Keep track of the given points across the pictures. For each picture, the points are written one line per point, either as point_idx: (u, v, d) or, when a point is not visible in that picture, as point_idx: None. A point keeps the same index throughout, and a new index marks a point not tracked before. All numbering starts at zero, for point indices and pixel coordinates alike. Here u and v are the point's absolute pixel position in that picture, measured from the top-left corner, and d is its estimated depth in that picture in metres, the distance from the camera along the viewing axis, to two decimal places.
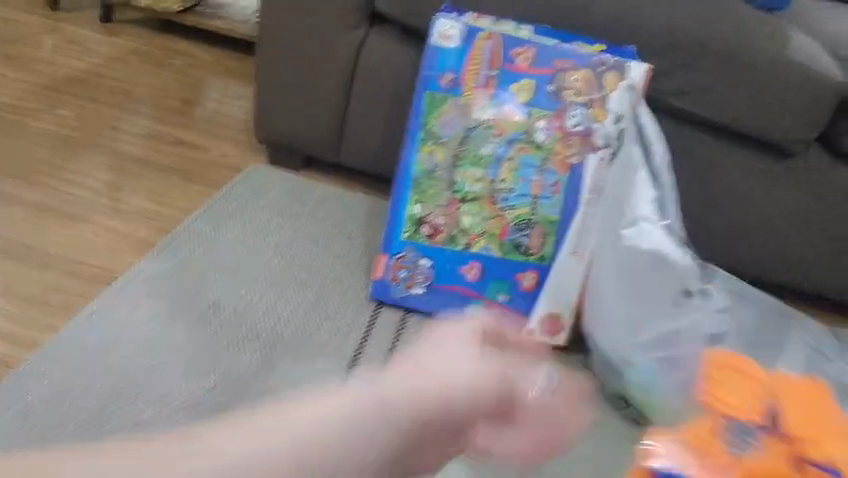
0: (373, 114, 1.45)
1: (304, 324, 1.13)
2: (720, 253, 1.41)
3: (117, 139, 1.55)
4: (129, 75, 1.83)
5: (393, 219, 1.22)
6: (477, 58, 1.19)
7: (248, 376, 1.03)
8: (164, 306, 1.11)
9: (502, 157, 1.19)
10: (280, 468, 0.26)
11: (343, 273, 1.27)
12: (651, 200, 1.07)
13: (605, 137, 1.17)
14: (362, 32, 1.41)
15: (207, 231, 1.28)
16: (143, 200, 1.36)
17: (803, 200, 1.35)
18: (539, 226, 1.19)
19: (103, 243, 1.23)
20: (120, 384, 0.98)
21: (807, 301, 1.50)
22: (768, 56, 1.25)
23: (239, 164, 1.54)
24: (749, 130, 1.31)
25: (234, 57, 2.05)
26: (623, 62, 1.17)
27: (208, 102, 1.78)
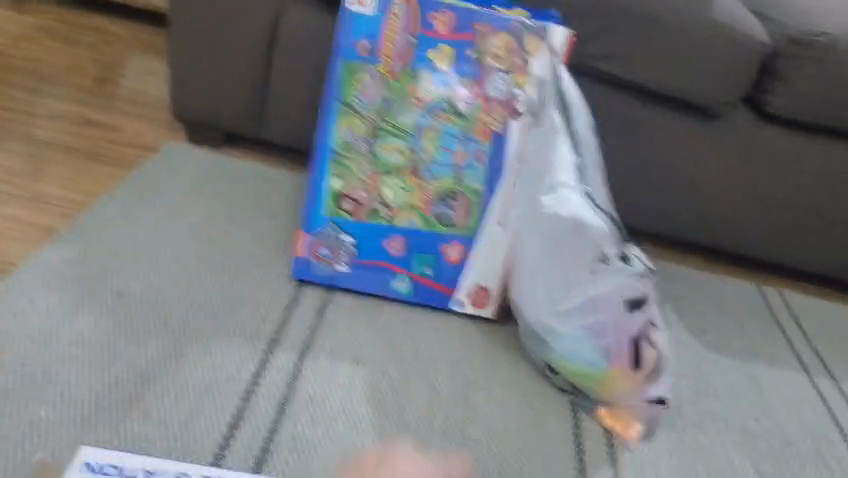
0: (294, 87, 1.40)
1: (221, 309, 1.08)
2: (649, 218, 1.40)
3: (20, 121, 1.46)
4: (35, 53, 1.72)
5: (311, 194, 1.16)
6: (393, 25, 1.15)
7: (156, 367, 0.97)
8: (66, 298, 1.04)
9: (423, 126, 1.16)
10: None
11: (263, 254, 1.21)
12: (569, 165, 1.08)
13: (527, 104, 1.15)
14: (277, 2, 1.35)
15: (115, 216, 1.21)
16: (47, 186, 1.28)
17: (728, 162, 1.35)
18: (463, 197, 1.17)
19: (1, 233, 1.15)
20: (16, 381, 0.91)
21: (735, 261, 1.51)
22: (689, 18, 1.24)
23: (156, 144, 1.47)
24: (673, 94, 1.29)
25: (151, 32, 1.95)
26: (543, 26, 1.16)
27: (122, 81, 1.68)
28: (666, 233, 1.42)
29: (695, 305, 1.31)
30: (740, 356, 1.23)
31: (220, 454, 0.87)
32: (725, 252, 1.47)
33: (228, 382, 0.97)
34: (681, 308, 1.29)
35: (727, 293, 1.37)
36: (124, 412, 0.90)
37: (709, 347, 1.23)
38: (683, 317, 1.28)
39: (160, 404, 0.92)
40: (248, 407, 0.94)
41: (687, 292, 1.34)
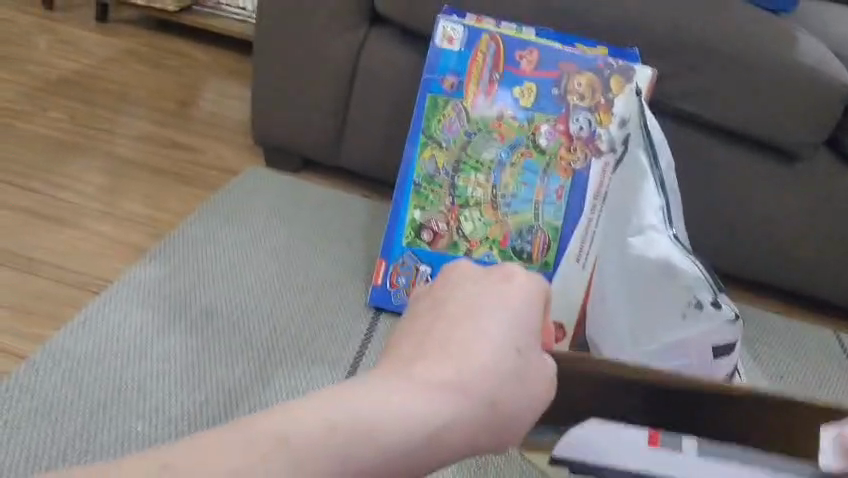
0: (373, 116, 1.42)
1: (302, 331, 1.11)
2: (723, 258, 1.39)
3: (111, 142, 1.52)
4: (125, 76, 1.80)
5: (392, 223, 1.20)
6: (479, 62, 1.20)
7: (242, 388, 1.00)
8: (156, 316, 1.08)
9: (504, 161, 1.19)
10: (415, 438, 0.36)
11: (342, 278, 1.24)
12: (658, 208, 1.03)
13: (609, 142, 1.16)
14: (361, 32, 1.38)
15: (201, 237, 1.25)
16: (136, 205, 1.33)
17: (808, 204, 1.33)
18: (542, 232, 1.18)
19: (94, 249, 1.20)
20: (112, 396, 0.95)
21: (812, 306, 1.47)
22: (775, 59, 1.23)
23: (235, 167, 1.51)
24: (754, 134, 1.28)
25: (233, 57, 2.02)
26: (627, 67, 1.16)
27: (205, 103, 1.74)
28: (740, 272, 1.40)
29: (769, 349, 1.28)
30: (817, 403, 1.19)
31: None
32: (802, 296, 1.44)
33: None
34: (755, 352, 1.27)
35: (806, 338, 1.34)
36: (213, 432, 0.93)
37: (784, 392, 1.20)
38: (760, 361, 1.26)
39: None
40: None
41: (761, 335, 1.31)
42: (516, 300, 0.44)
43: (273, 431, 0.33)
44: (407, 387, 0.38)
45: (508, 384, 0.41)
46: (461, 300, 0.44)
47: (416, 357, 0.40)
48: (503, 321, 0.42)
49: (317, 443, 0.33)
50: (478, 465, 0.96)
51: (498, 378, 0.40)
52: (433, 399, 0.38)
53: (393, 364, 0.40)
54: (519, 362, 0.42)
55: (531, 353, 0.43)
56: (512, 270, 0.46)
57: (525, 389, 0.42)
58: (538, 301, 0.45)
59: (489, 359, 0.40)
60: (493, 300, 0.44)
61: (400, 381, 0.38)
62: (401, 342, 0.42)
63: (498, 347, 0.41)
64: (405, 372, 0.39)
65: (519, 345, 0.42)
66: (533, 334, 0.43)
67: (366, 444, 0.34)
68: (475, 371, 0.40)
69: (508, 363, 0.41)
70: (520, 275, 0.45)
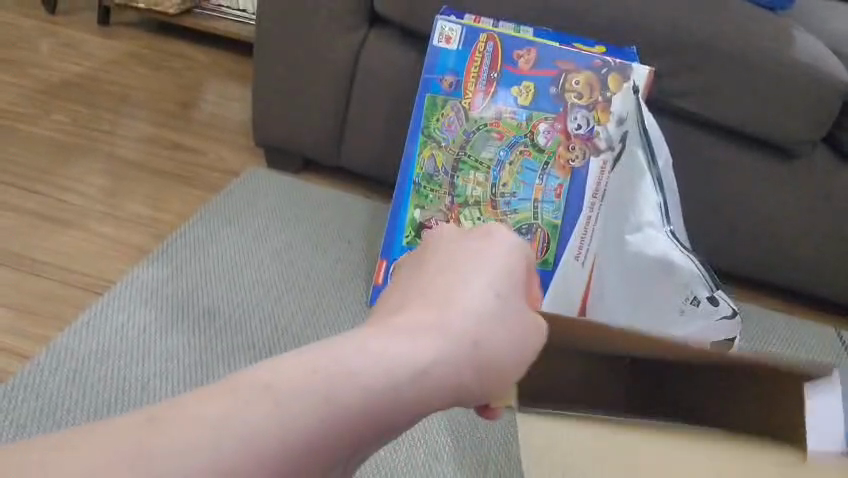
0: (374, 116, 1.43)
1: (304, 330, 1.12)
2: (722, 255, 1.40)
3: (113, 144, 1.53)
4: (127, 78, 1.81)
5: (394, 223, 1.22)
6: (477, 61, 1.21)
7: None
8: (159, 315, 1.09)
9: (503, 160, 1.20)
10: (402, 381, 0.41)
11: (344, 277, 1.25)
12: (655, 205, 1.03)
13: (607, 140, 1.17)
14: (361, 34, 1.39)
15: (203, 238, 1.26)
16: (139, 206, 1.34)
17: (807, 201, 1.33)
18: (541, 230, 1.18)
19: (98, 250, 1.21)
20: (117, 395, 0.96)
21: (810, 302, 1.48)
22: (773, 57, 1.23)
23: (236, 168, 1.52)
24: (752, 132, 1.29)
25: (234, 59, 2.03)
26: (625, 64, 1.16)
27: (206, 104, 1.75)
28: (738, 269, 1.41)
29: (770, 347, 1.29)
30: None
31: None
32: (800, 292, 1.45)
33: None
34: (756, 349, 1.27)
35: (807, 334, 1.34)
36: None
37: None
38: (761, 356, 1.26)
39: None
40: None
41: (761, 332, 1.32)
42: (494, 259, 0.52)
43: (260, 381, 0.39)
44: (388, 333, 0.44)
45: (492, 334, 0.47)
46: (442, 263, 0.52)
47: (398, 310, 0.47)
48: (480, 278, 0.50)
49: (302, 386, 0.39)
50: (479, 463, 0.97)
51: (475, 321, 0.47)
52: (420, 343, 0.43)
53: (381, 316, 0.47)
54: (497, 309, 0.48)
55: (508, 303, 0.49)
56: (491, 230, 0.55)
57: (504, 332, 0.48)
58: (516, 259, 0.53)
59: (466, 307, 0.47)
60: (473, 260, 0.52)
61: (381, 329, 0.44)
62: (389, 301, 0.50)
63: (476, 299, 0.48)
64: (387, 322, 0.45)
65: (493, 298, 0.49)
66: (511, 286, 0.51)
67: (344, 385, 0.40)
68: (452, 317, 0.46)
69: (487, 308, 0.48)
70: (499, 230, 0.55)
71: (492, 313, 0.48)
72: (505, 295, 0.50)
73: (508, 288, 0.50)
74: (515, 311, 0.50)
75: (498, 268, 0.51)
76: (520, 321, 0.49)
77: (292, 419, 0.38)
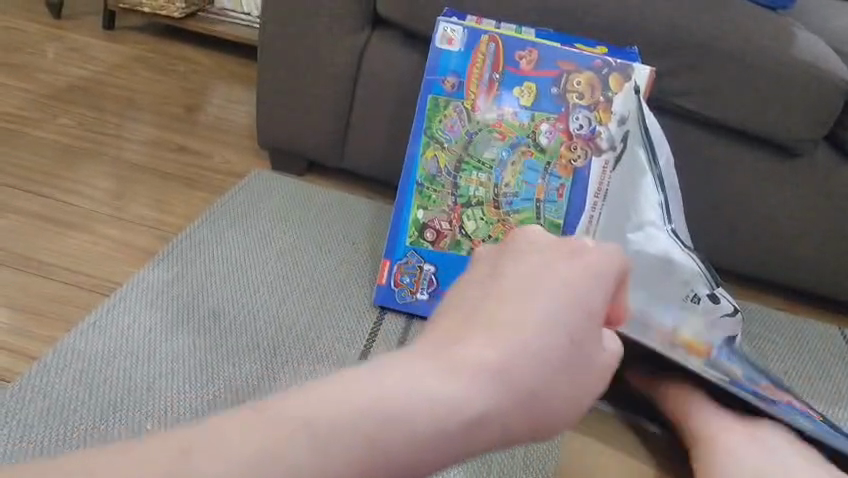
0: (377, 118, 1.44)
1: (307, 330, 1.13)
2: (725, 254, 1.40)
3: (119, 147, 1.54)
4: (133, 82, 1.82)
5: (396, 223, 1.23)
6: (480, 62, 1.21)
7: (250, 386, 1.02)
8: (164, 316, 1.10)
9: (505, 161, 1.21)
10: (451, 430, 0.39)
11: (348, 278, 1.26)
12: (656, 204, 1.03)
13: (609, 140, 1.17)
14: (363, 36, 1.40)
15: (208, 240, 1.27)
16: (145, 208, 1.35)
17: (809, 200, 1.33)
18: None
19: (103, 252, 1.22)
20: (122, 394, 0.97)
21: (813, 301, 1.48)
22: (774, 56, 1.23)
23: (241, 170, 1.53)
24: (753, 131, 1.29)
25: (238, 62, 2.04)
26: (626, 64, 1.17)
27: (211, 107, 1.76)
28: (741, 268, 1.41)
29: (772, 345, 1.29)
30: (821, 397, 1.20)
31: None
32: (802, 291, 1.45)
33: None
34: (758, 348, 1.27)
35: (809, 332, 1.35)
36: None
37: (785, 388, 1.20)
38: (763, 355, 1.26)
39: None
40: None
41: (764, 332, 1.32)
42: (575, 280, 0.46)
43: (294, 420, 0.36)
44: (448, 366, 0.41)
45: (552, 378, 0.43)
46: (520, 279, 0.47)
47: (465, 333, 0.43)
48: (559, 305, 0.45)
49: (346, 430, 0.36)
50: (481, 462, 0.98)
51: (542, 364, 0.43)
52: (471, 386, 0.40)
53: (448, 335, 0.44)
54: (570, 350, 0.44)
55: (583, 340, 0.45)
56: (583, 249, 0.49)
57: (568, 379, 0.44)
58: (603, 281, 0.47)
59: (536, 345, 0.43)
60: (557, 281, 0.46)
61: (436, 361, 0.41)
62: (457, 313, 0.46)
63: (550, 329, 0.44)
64: (449, 352, 0.42)
65: (571, 333, 0.44)
66: (595, 316, 0.46)
67: (391, 436, 0.37)
68: (519, 357, 0.42)
69: (560, 345, 0.44)
70: (590, 252, 0.49)
71: (556, 351, 0.44)
72: (580, 328, 0.45)
73: (583, 320, 0.45)
74: (585, 350, 0.45)
75: (575, 296, 0.46)
76: (584, 362, 0.45)
77: (330, 460, 0.35)
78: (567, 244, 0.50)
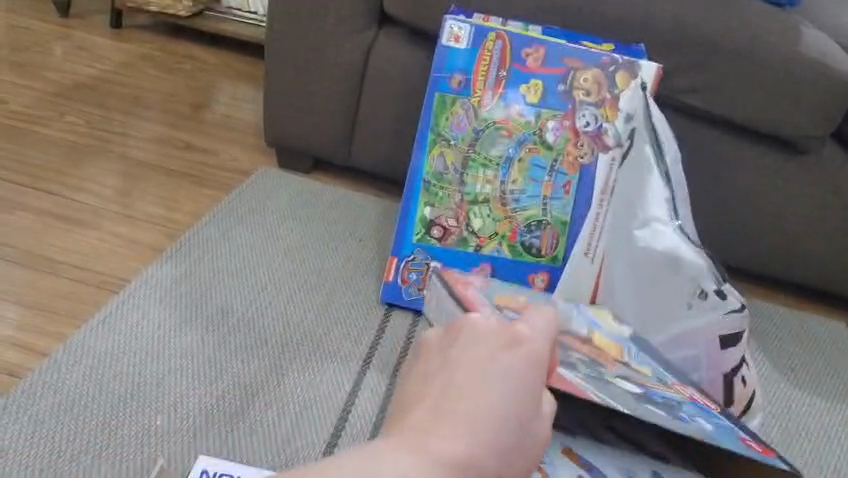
0: (383, 116, 1.44)
1: (314, 327, 1.13)
2: (732, 252, 1.40)
3: (126, 145, 1.55)
4: (139, 80, 1.83)
5: (404, 222, 1.22)
6: (486, 60, 1.22)
7: (258, 382, 1.02)
8: (173, 312, 1.11)
9: (512, 158, 1.21)
10: None
11: (353, 276, 1.26)
12: (664, 200, 1.04)
13: (616, 137, 1.18)
14: (368, 34, 1.40)
15: (216, 237, 1.28)
16: (152, 206, 1.36)
17: (815, 197, 1.33)
18: (550, 227, 1.21)
19: (111, 249, 1.23)
20: (132, 390, 0.98)
21: (820, 298, 1.48)
22: (780, 52, 1.23)
23: (248, 168, 1.54)
24: (759, 127, 1.29)
25: (245, 61, 2.05)
26: (633, 61, 1.18)
27: (217, 105, 1.77)
28: (749, 265, 1.41)
29: (781, 343, 1.29)
30: (828, 394, 1.20)
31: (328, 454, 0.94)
32: (809, 288, 1.45)
33: (324, 400, 1.02)
34: (765, 345, 1.27)
35: (817, 329, 1.35)
36: (232, 424, 0.96)
37: (794, 385, 1.20)
38: (771, 353, 1.26)
39: (263, 418, 0.97)
40: (344, 423, 0.99)
41: (771, 328, 1.32)
42: (518, 364, 0.39)
43: None
44: (416, 465, 0.34)
45: (508, 463, 0.37)
46: (473, 361, 0.39)
47: (422, 428, 0.36)
48: (512, 386, 0.38)
49: None
50: None
51: (497, 455, 0.36)
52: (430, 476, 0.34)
53: (405, 431, 0.36)
54: (522, 434, 0.37)
55: (533, 422, 0.38)
56: (518, 330, 0.41)
57: (523, 463, 0.38)
58: (545, 365, 0.40)
59: (492, 434, 0.36)
60: (505, 369, 0.39)
61: (412, 455, 0.34)
62: (412, 409, 0.38)
63: (499, 414, 0.37)
64: (418, 444, 0.35)
65: (522, 414, 0.38)
66: (540, 398, 0.39)
67: None
68: (486, 445, 0.36)
69: (511, 425, 0.37)
70: (527, 331, 0.41)
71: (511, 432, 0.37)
72: (529, 405, 0.38)
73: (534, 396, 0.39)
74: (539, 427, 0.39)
75: (526, 366, 0.39)
76: (538, 437, 0.38)
77: None
78: (505, 324, 0.42)
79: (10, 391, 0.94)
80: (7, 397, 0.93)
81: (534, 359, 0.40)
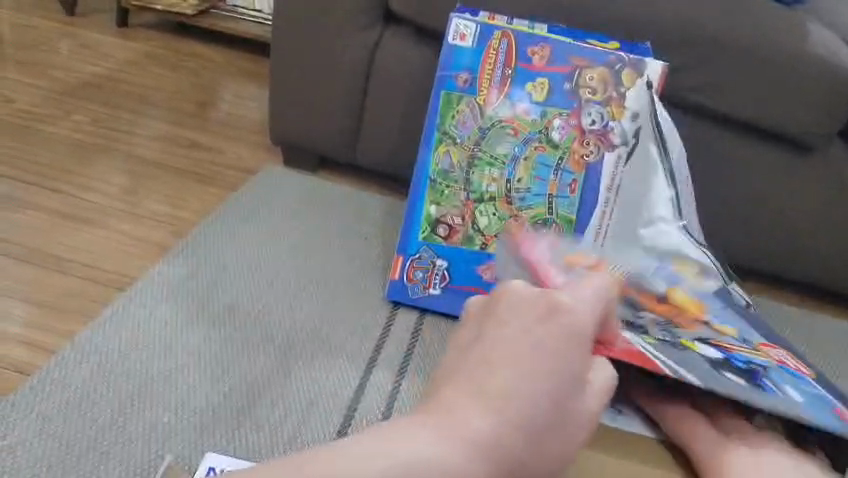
0: (388, 114, 1.44)
1: (320, 325, 1.13)
2: (737, 251, 1.39)
3: (132, 143, 1.55)
4: (145, 79, 1.83)
5: (409, 220, 1.23)
6: (492, 58, 1.22)
7: (264, 380, 1.03)
8: (181, 310, 1.11)
9: (518, 156, 1.21)
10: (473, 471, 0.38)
11: (359, 274, 1.26)
12: (668, 200, 1.09)
13: (622, 135, 1.18)
14: (373, 33, 1.40)
15: (221, 234, 1.28)
16: (157, 204, 1.36)
17: (820, 195, 1.33)
18: (556, 225, 1.19)
19: (117, 246, 1.24)
20: (140, 387, 0.98)
21: (826, 296, 1.47)
22: (785, 50, 1.23)
23: (253, 166, 1.54)
24: (764, 125, 1.29)
25: (250, 59, 2.05)
26: (639, 60, 1.19)
27: (222, 103, 1.77)
28: (755, 264, 1.41)
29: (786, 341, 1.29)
30: None
31: None
32: (815, 287, 1.44)
33: (330, 397, 1.02)
34: None
35: (823, 328, 1.34)
36: (238, 421, 0.96)
37: None
38: None
39: (269, 415, 0.97)
40: (351, 420, 0.99)
41: (776, 326, 1.32)
42: (553, 341, 0.44)
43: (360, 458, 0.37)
44: (464, 429, 0.39)
45: (553, 427, 0.42)
46: (508, 335, 0.45)
47: (450, 402, 0.41)
48: (548, 358, 0.43)
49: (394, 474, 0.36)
50: None
51: (537, 420, 0.41)
52: (477, 437, 0.39)
53: (439, 401, 0.41)
54: (556, 404, 0.43)
55: (570, 389, 0.44)
56: (557, 303, 0.47)
57: (564, 424, 0.43)
58: (581, 338, 0.46)
59: (532, 402, 0.41)
60: (539, 339, 0.44)
61: (460, 419, 0.40)
62: (460, 376, 0.43)
63: (537, 385, 0.42)
64: (458, 413, 0.40)
65: (557, 385, 0.43)
66: (575, 371, 0.44)
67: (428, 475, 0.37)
68: (517, 421, 0.41)
69: (547, 392, 0.42)
70: (564, 311, 0.46)
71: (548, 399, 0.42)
72: (566, 375, 0.43)
73: (570, 365, 0.44)
74: (575, 396, 0.44)
75: (564, 334, 0.45)
76: (573, 403, 0.44)
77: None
78: (544, 296, 0.47)
79: (17, 388, 0.95)
80: (15, 394, 0.94)
81: (574, 326, 0.46)
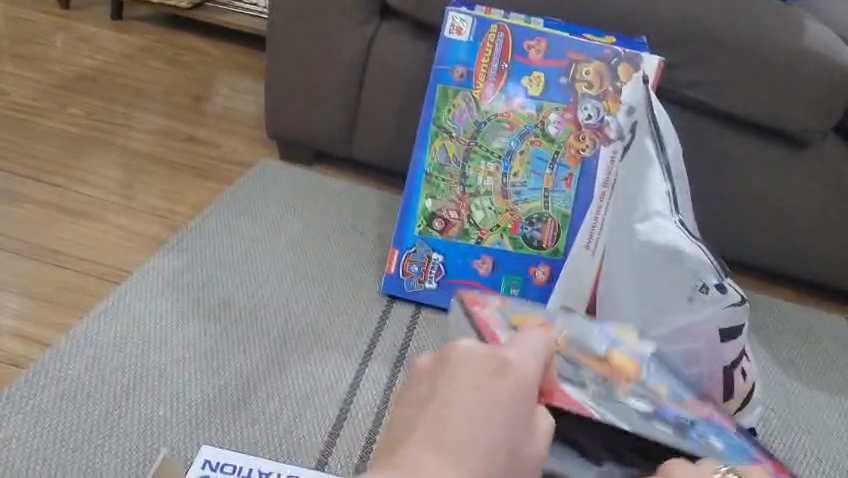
0: (385, 109, 1.44)
1: (316, 319, 1.14)
2: (734, 246, 1.39)
3: (127, 136, 1.55)
4: (141, 72, 1.83)
5: (405, 215, 1.23)
6: (488, 52, 1.22)
7: (260, 374, 1.03)
8: (177, 303, 1.11)
9: (514, 151, 1.21)
10: None
11: (356, 268, 1.26)
12: (664, 194, 1.04)
13: (617, 129, 1.18)
14: (371, 27, 1.40)
15: (218, 228, 1.28)
16: (154, 198, 1.36)
17: (816, 192, 1.34)
18: (552, 219, 1.21)
19: (114, 240, 1.23)
20: (136, 381, 0.98)
21: (821, 292, 1.48)
22: (782, 46, 1.23)
23: (249, 161, 1.54)
24: (762, 122, 1.29)
25: (247, 54, 2.04)
26: (635, 54, 1.19)
27: (218, 98, 1.76)
28: (751, 260, 1.41)
29: (782, 336, 1.29)
30: (826, 388, 1.20)
31: (328, 451, 0.93)
32: (811, 283, 1.45)
33: (325, 392, 1.02)
34: (766, 339, 1.28)
35: (819, 323, 1.35)
36: (233, 415, 0.96)
37: (795, 378, 1.20)
38: (773, 348, 1.26)
39: (264, 409, 0.98)
40: (346, 415, 0.99)
41: (771, 321, 1.32)
42: (504, 392, 0.42)
43: None
44: None
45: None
46: (462, 389, 0.41)
47: (418, 457, 0.39)
48: (497, 412, 0.41)
49: None
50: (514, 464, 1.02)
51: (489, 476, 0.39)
52: None
53: (403, 459, 0.39)
54: (509, 460, 0.41)
55: (519, 441, 0.41)
56: (506, 356, 0.44)
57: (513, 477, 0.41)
58: (532, 386, 0.43)
59: (481, 459, 0.39)
60: (492, 393, 0.41)
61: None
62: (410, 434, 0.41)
63: (489, 439, 0.40)
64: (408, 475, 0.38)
65: (509, 439, 0.41)
66: (526, 422, 0.42)
67: None
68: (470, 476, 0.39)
69: (500, 449, 0.40)
70: (513, 360, 0.44)
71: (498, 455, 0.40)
72: (514, 429, 0.41)
73: (519, 418, 0.42)
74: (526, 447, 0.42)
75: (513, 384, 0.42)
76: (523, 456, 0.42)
77: None
78: (493, 351, 0.44)
79: (13, 382, 0.95)
80: (11, 387, 0.94)
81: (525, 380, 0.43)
